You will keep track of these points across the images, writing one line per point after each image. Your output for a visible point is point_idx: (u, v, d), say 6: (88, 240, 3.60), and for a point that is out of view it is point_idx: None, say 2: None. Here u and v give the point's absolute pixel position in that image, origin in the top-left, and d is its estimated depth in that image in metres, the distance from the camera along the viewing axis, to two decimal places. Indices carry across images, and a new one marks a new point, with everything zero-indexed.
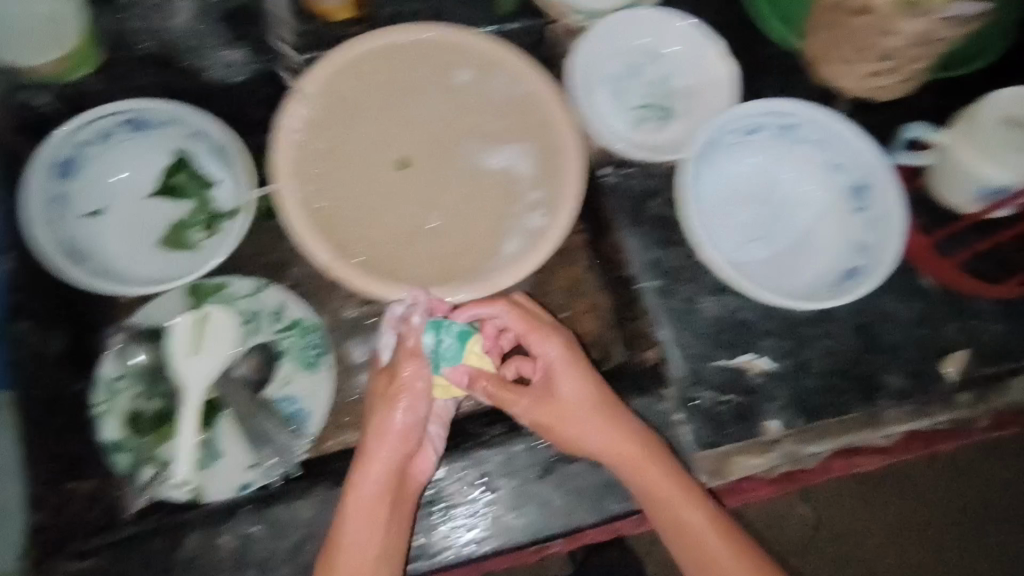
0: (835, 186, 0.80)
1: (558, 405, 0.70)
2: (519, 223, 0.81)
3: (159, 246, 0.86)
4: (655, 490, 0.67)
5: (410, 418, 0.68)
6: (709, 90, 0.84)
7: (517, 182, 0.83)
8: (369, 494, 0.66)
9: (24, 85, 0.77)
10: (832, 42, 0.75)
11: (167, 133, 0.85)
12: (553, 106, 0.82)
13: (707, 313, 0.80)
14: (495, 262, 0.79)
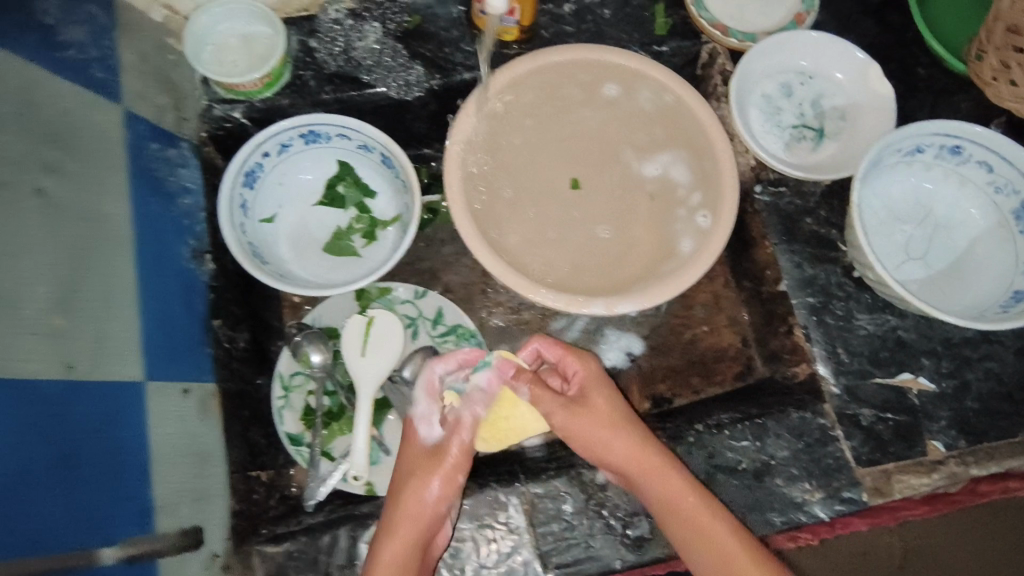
0: (996, 206, 0.81)
1: (581, 422, 0.71)
2: (682, 227, 0.83)
3: (325, 250, 0.92)
4: (682, 516, 0.67)
5: (442, 492, 0.70)
6: (863, 112, 0.87)
7: (673, 188, 0.85)
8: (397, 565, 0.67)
9: (221, 100, 0.83)
10: (1002, 66, 0.76)
11: (337, 146, 0.90)
12: (698, 111, 0.83)
13: (864, 331, 0.80)
14: (668, 262, 0.81)
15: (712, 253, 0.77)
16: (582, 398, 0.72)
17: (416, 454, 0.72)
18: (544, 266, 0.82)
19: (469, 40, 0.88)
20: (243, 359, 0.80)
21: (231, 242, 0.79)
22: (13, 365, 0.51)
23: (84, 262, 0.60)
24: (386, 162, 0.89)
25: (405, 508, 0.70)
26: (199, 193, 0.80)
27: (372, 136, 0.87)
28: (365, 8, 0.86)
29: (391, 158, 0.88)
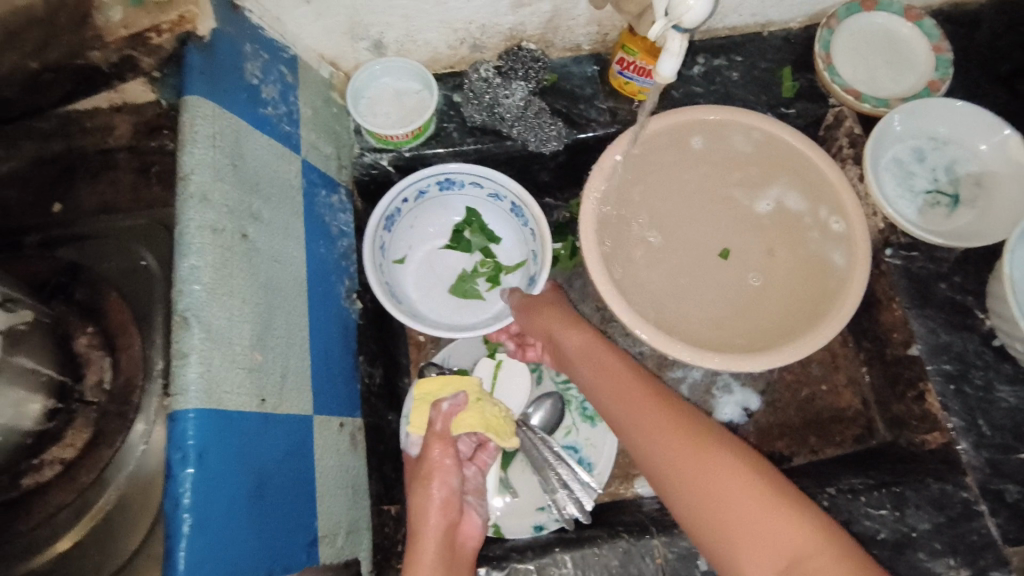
0: None
1: (526, 307, 0.84)
2: (822, 254, 0.83)
3: (452, 291, 0.96)
4: (609, 391, 0.73)
5: (438, 486, 0.72)
6: (1000, 181, 0.86)
7: (797, 217, 0.86)
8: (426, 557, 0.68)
9: (372, 149, 0.90)
10: None
11: (469, 193, 0.94)
12: (799, 142, 0.85)
13: (1003, 403, 0.79)
14: (829, 278, 0.81)
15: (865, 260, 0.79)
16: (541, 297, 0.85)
17: (414, 463, 0.77)
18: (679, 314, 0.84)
19: (602, 97, 0.93)
20: (379, 394, 0.84)
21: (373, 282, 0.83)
22: (227, 398, 0.55)
23: (273, 301, 0.64)
24: (514, 210, 0.92)
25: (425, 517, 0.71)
26: (352, 236, 0.85)
27: (504, 184, 0.90)
28: (511, 66, 0.91)
29: (520, 206, 0.91)
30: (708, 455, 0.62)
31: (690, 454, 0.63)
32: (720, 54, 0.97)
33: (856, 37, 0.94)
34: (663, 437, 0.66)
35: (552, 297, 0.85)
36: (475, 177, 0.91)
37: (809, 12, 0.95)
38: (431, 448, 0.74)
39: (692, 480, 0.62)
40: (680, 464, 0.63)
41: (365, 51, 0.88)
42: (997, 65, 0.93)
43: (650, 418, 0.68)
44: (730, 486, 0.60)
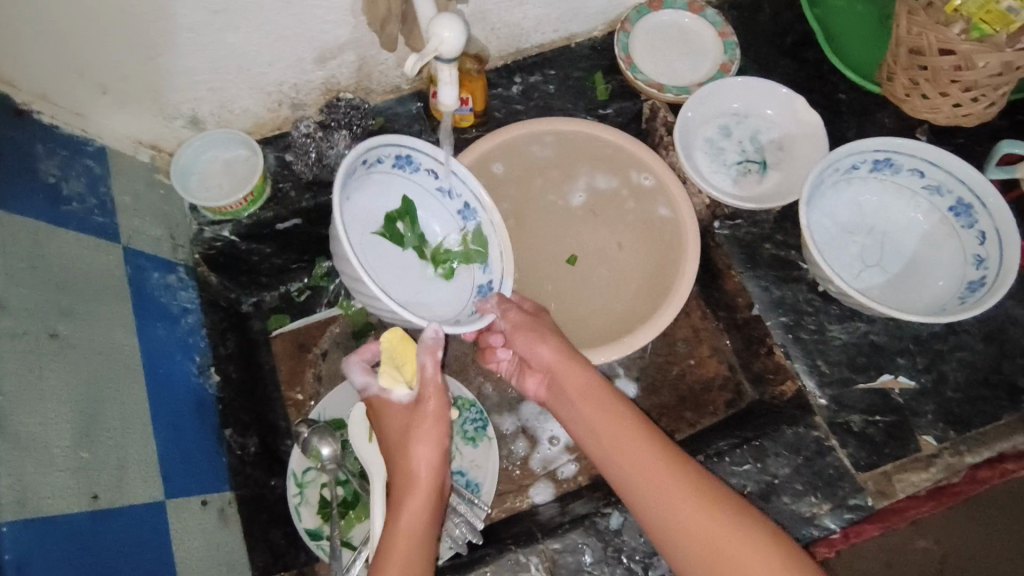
0: (935, 206, 0.87)
1: (520, 327, 0.80)
2: (655, 212, 0.93)
3: (399, 287, 0.80)
4: (609, 439, 0.71)
5: (438, 443, 0.69)
6: (796, 141, 0.95)
7: (615, 196, 0.96)
8: (415, 517, 0.65)
9: (210, 223, 0.90)
10: (913, 84, 0.83)
11: (419, 181, 0.83)
12: (587, 129, 0.93)
13: (838, 341, 0.85)
14: (667, 231, 0.92)
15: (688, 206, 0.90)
16: (529, 310, 0.82)
17: (403, 416, 0.71)
18: (575, 326, 0.92)
19: (430, 131, 0.97)
20: (256, 463, 0.84)
21: (353, 266, 0.67)
22: (46, 502, 0.55)
23: (103, 396, 0.64)
24: (467, 211, 0.85)
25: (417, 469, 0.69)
26: (199, 310, 0.87)
27: (467, 183, 0.84)
28: (331, 119, 0.92)
29: (478, 209, 0.85)
30: (720, 513, 0.63)
31: (704, 513, 0.64)
32: (535, 71, 1.01)
33: (651, 35, 1.01)
34: (674, 495, 0.65)
35: (545, 319, 0.82)
36: (437, 166, 0.83)
37: (606, 19, 1.02)
38: (428, 391, 0.71)
39: (700, 539, 0.63)
40: (669, 502, 0.65)
41: (183, 129, 0.88)
42: (781, 38, 1.01)
43: (657, 473, 0.67)
44: (746, 550, 0.61)
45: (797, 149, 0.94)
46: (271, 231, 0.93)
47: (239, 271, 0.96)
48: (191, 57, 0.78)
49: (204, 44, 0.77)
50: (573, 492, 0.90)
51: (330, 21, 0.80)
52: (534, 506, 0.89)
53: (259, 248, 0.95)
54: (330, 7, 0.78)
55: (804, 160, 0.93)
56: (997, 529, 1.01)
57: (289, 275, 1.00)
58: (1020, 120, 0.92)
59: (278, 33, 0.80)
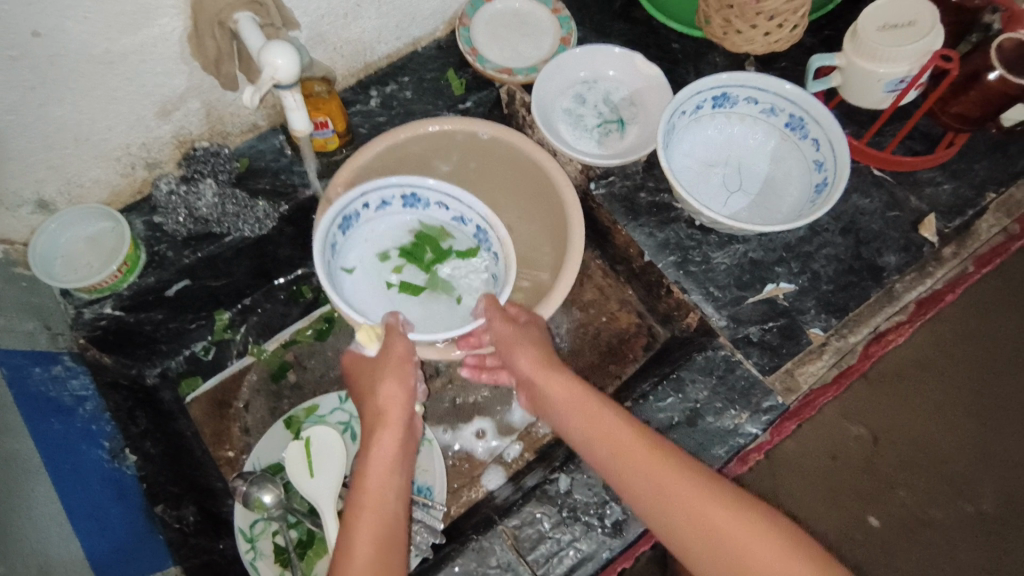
0: (774, 126, 0.95)
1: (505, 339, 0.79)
2: (516, 164, 0.97)
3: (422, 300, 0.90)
4: (613, 447, 0.68)
5: (403, 385, 0.74)
6: (645, 93, 1.01)
7: (473, 170, 1.01)
8: (380, 471, 0.68)
9: (88, 303, 0.86)
10: (726, 23, 0.92)
11: (433, 214, 0.90)
12: (429, 124, 0.94)
13: (722, 265, 0.92)
14: (533, 176, 0.96)
15: (537, 150, 0.93)
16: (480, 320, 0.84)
17: (375, 362, 0.76)
18: None
19: (299, 161, 0.96)
20: (199, 531, 0.80)
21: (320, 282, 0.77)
22: None
23: (7, 506, 0.61)
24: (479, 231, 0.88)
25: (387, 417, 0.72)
26: (97, 394, 0.82)
27: (470, 206, 0.87)
28: (194, 172, 0.90)
29: (486, 228, 0.87)
30: (710, 489, 0.63)
31: (711, 507, 0.62)
32: (389, 81, 1.03)
33: (491, 25, 1.05)
34: (666, 480, 0.64)
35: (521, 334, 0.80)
36: (442, 197, 0.88)
37: (444, 18, 1.05)
38: (396, 335, 0.76)
39: (696, 519, 0.62)
40: (663, 488, 0.64)
41: (32, 214, 0.84)
42: (609, 5, 1.08)
43: (647, 459, 0.66)
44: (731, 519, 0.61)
45: (649, 99, 1.01)
46: (157, 296, 0.90)
47: (134, 345, 0.92)
48: (20, 136, 0.75)
49: (30, 123, 0.75)
50: (523, 470, 0.92)
51: (163, 73, 0.79)
52: (490, 493, 0.91)
53: (150, 316, 0.91)
54: (157, 59, 0.76)
55: (655, 108, 1.00)
56: (874, 395, 1.23)
57: (189, 337, 0.96)
58: (827, 35, 1.03)
59: (109, 96, 0.77)
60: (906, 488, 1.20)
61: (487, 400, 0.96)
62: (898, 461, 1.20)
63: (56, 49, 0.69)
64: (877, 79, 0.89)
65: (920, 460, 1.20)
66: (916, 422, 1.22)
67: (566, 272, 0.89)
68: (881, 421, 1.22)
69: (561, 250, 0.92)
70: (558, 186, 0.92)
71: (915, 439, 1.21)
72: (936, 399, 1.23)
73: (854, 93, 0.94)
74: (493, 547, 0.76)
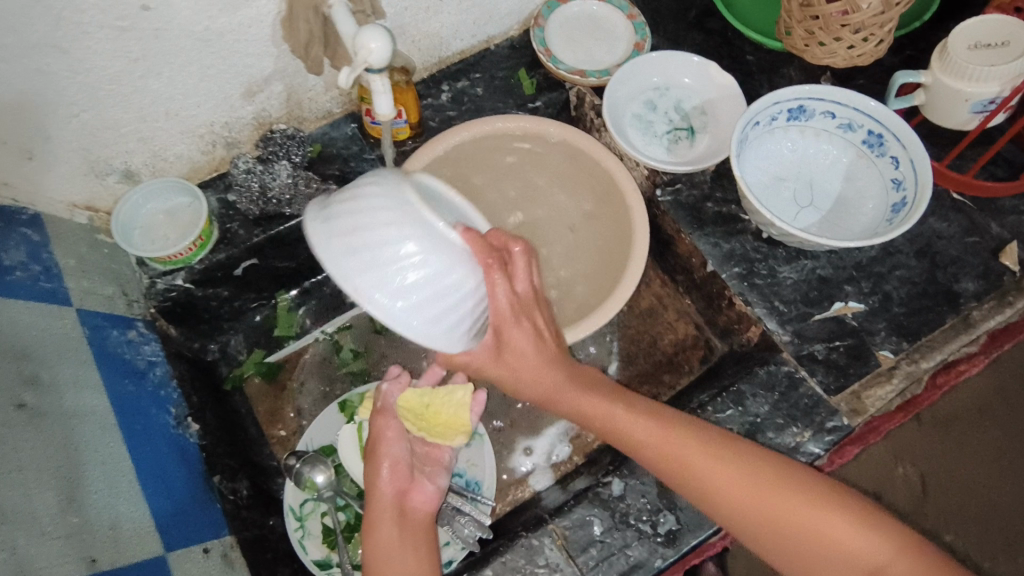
0: (850, 142, 0.93)
1: (508, 359, 0.72)
2: (582, 169, 0.97)
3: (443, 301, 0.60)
4: (675, 456, 0.69)
5: (392, 464, 0.76)
6: (716, 103, 1.00)
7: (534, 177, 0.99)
8: (387, 548, 0.70)
9: (161, 274, 0.88)
10: (809, 34, 0.91)
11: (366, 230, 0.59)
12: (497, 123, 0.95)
13: (789, 281, 0.90)
14: (600, 179, 0.96)
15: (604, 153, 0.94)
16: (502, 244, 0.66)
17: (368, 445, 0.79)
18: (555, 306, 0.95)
19: (370, 149, 0.98)
20: (251, 506, 0.81)
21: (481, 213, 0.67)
22: (44, 571, 0.54)
23: (84, 459, 0.63)
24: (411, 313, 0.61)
25: (380, 499, 0.74)
26: (165, 362, 0.85)
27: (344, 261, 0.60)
28: (269, 153, 0.93)
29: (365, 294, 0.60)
30: (780, 487, 0.66)
31: (778, 497, 0.65)
32: (460, 77, 1.05)
33: (565, 27, 1.06)
34: (736, 488, 0.66)
35: (524, 352, 0.71)
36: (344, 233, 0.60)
37: (520, 18, 1.06)
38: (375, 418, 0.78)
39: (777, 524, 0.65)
40: (736, 495, 0.66)
41: (118, 183, 0.87)
42: (684, 13, 1.07)
43: (712, 466, 0.68)
44: (807, 511, 0.64)
45: (720, 107, 1.00)
46: (226, 272, 0.93)
47: (197, 319, 0.95)
48: (118, 107, 0.79)
49: (128, 94, 0.78)
50: (570, 474, 0.91)
51: (252, 54, 0.81)
52: (536, 494, 0.90)
53: (216, 292, 0.94)
54: (250, 39, 0.79)
55: (727, 117, 0.99)
56: (932, 434, 1.19)
57: (249, 316, 0.99)
58: (910, 55, 1.00)
59: (202, 73, 0.80)
60: (955, 533, 1.14)
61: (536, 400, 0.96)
62: (956, 507, 1.16)
63: (161, 23, 0.72)
64: (964, 98, 0.86)
65: (973, 506, 1.15)
66: (978, 468, 1.17)
67: (630, 271, 0.89)
68: (937, 462, 1.18)
69: (624, 254, 0.92)
70: (624, 191, 0.93)
71: (976, 487, 1.16)
72: (999, 443, 1.18)
73: (939, 116, 0.91)
74: (543, 547, 0.75)
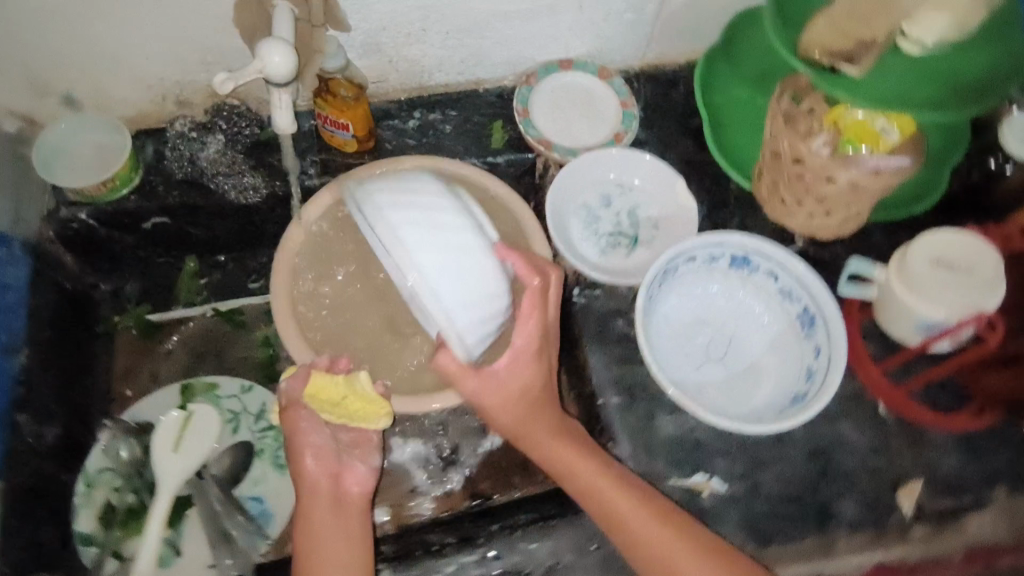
0: (785, 312, 0.85)
1: (516, 369, 0.71)
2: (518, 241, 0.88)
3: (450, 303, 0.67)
4: (646, 541, 0.70)
5: (321, 453, 0.77)
6: (672, 222, 0.95)
7: None
8: (327, 541, 0.72)
9: (69, 204, 0.90)
10: (775, 187, 0.85)
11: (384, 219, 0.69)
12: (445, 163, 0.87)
13: (663, 432, 0.83)
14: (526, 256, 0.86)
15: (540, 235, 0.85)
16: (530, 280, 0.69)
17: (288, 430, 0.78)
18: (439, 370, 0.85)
19: (316, 151, 0.96)
20: (48, 454, 0.84)
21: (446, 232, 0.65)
22: None
23: None
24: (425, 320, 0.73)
25: (309, 490, 0.76)
26: (26, 288, 0.86)
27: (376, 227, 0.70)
28: (213, 123, 0.93)
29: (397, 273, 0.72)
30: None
31: None
32: (436, 109, 1.00)
33: (556, 94, 1.00)
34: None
35: (526, 353, 0.70)
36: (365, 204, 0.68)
37: (515, 69, 1.01)
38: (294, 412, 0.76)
39: None
40: None
41: (56, 106, 0.88)
42: (684, 120, 1.01)
43: (683, 553, 0.69)
44: None
45: (672, 229, 0.94)
46: (133, 221, 0.93)
47: (99, 255, 0.96)
48: (62, 39, 0.80)
49: (72, 31, 0.79)
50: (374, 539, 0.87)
51: (207, 26, 0.82)
52: None
53: (121, 237, 0.94)
54: (209, 11, 0.80)
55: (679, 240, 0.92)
56: None
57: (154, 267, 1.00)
58: (898, 242, 0.91)
59: (156, 33, 0.81)
60: None
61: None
62: None
63: None
64: (910, 313, 0.77)
65: None
66: None
67: None
68: None
69: None
70: None
71: None
72: None
73: (889, 323, 0.81)
74: None
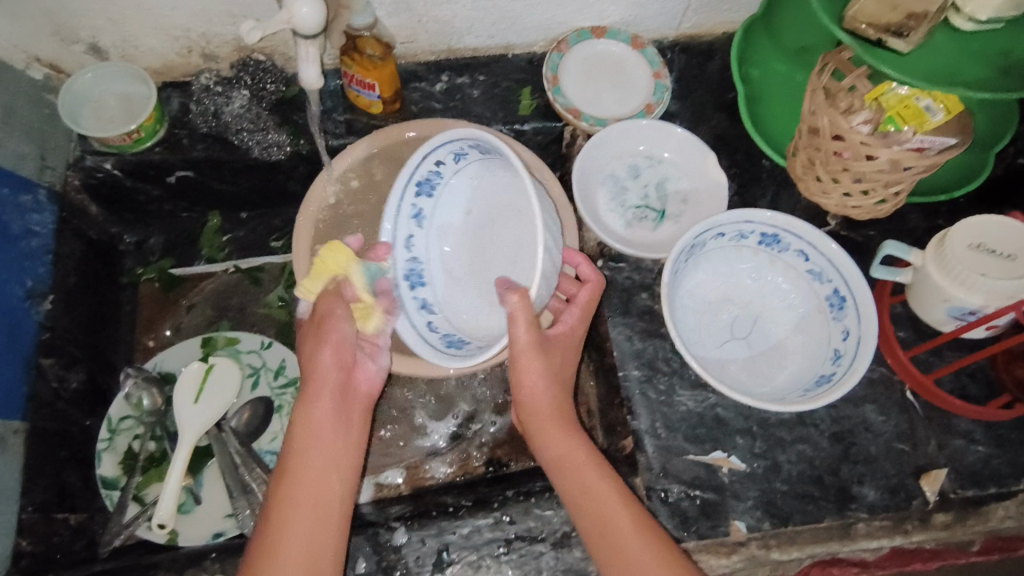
0: (814, 292, 0.84)
1: (552, 350, 0.75)
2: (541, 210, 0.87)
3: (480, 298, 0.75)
4: (600, 510, 0.67)
5: (336, 346, 0.72)
6: (700, 197, 0.93)
7: None
8: (313, 452, 0.69)
9: (94, 152, 0.88)
10: (810, 164, 0.83)
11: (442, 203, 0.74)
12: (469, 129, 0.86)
13: (684, 407, 0.82)
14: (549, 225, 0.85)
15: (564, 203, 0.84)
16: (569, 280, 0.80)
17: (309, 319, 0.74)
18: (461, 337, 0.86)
19: (341, 110, 0.94)
20: (71, 401, 0.85)
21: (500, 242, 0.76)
22: None
23: None
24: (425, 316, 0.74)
25: (316, 377, 0.72)
26: (50, 236, 0.86)
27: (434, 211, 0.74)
28: (237, 77, 0.92)
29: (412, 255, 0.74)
30: None
31: None
32: (464, 73, 0.99)
33: (586, 62, 0.98)
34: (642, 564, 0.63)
35: (566, 334, 0.77)
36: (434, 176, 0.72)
37: (546, 35, 0.98)
38: (330, 300, 0.72)
39: None
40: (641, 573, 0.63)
41: (82, 55, 0.88)
42: (717, 94, 0.98)
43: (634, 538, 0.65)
44: None
45: (700, 204, 0.93)
46: (157, 173, 0.92)
47: (123, 207, 0.96)
48: None
49: None
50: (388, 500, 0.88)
51: None
52: None
53: (145, 189, 0.94)
54: None
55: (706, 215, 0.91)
56: None
57: (177, 221, 1.01)
58: (932, 227, 0.88)
59: None
60: None
61: (394, 420, 0.94)
62: None
63: None
64: (944, 298, 0.75)
65: None
66: None
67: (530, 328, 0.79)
68: None
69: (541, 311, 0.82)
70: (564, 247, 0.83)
71: None
72: None
73: (922, 308, 0.80)
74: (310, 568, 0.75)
